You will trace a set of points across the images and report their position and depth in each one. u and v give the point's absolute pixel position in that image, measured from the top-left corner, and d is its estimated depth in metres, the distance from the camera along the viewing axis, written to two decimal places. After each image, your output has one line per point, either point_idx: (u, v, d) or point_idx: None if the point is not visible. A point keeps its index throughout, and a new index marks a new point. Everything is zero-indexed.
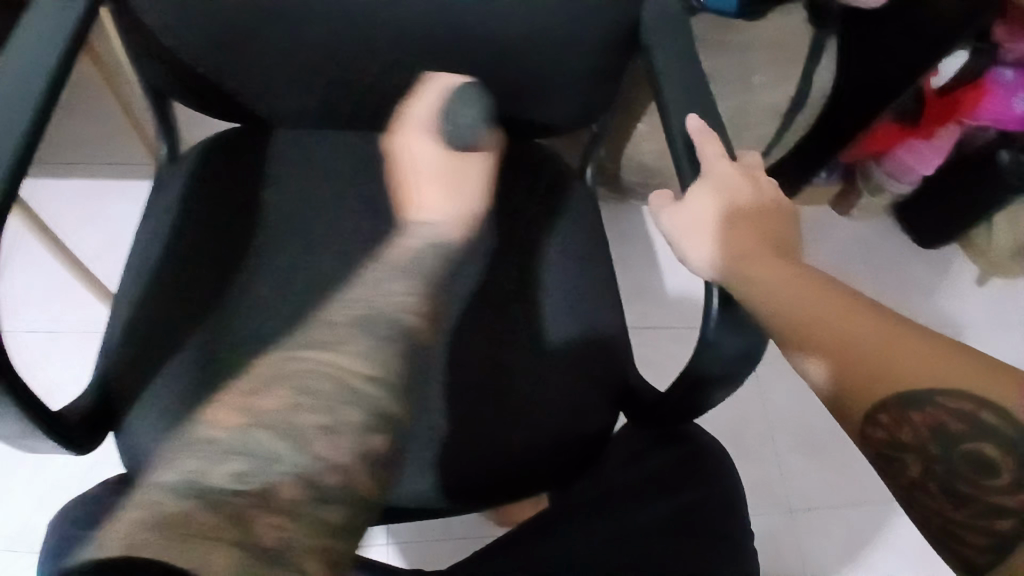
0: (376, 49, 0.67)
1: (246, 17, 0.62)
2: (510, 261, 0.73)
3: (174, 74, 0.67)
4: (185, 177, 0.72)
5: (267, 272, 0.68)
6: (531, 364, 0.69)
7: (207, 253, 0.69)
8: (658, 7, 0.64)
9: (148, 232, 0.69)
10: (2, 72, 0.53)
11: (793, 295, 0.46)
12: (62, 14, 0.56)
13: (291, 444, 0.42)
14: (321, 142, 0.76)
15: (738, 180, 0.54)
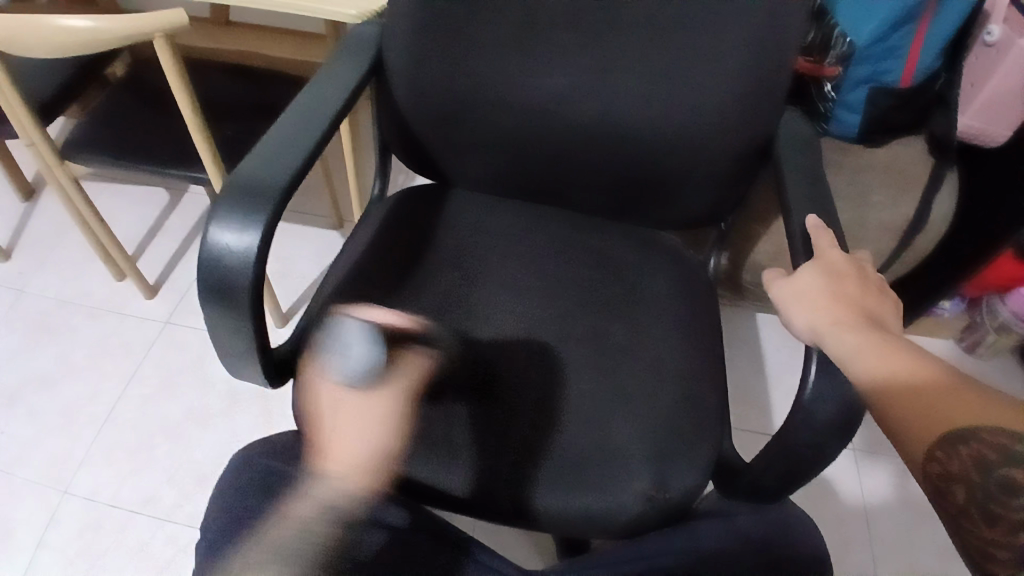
0: (547, 138, 0.84)
1: (459, 105, 0.82)
2: (634, 320, 0.83)
3: (399, 137, 0.88)
4: (384, 216, 0.92)
5: (431, 300, 0.84)
6: (637, 409, 0.76)
7: (390, 272, 0.86)
8: (789, 130, 0.78)
9: (346, 255, 0.88)
10: (306, 102, 0.71)
11: (880, 356, 0.55)
12: (349, 75, 0.76)
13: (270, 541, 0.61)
14: (492, 212, 0.93)
15: (848, 269, 0.63)
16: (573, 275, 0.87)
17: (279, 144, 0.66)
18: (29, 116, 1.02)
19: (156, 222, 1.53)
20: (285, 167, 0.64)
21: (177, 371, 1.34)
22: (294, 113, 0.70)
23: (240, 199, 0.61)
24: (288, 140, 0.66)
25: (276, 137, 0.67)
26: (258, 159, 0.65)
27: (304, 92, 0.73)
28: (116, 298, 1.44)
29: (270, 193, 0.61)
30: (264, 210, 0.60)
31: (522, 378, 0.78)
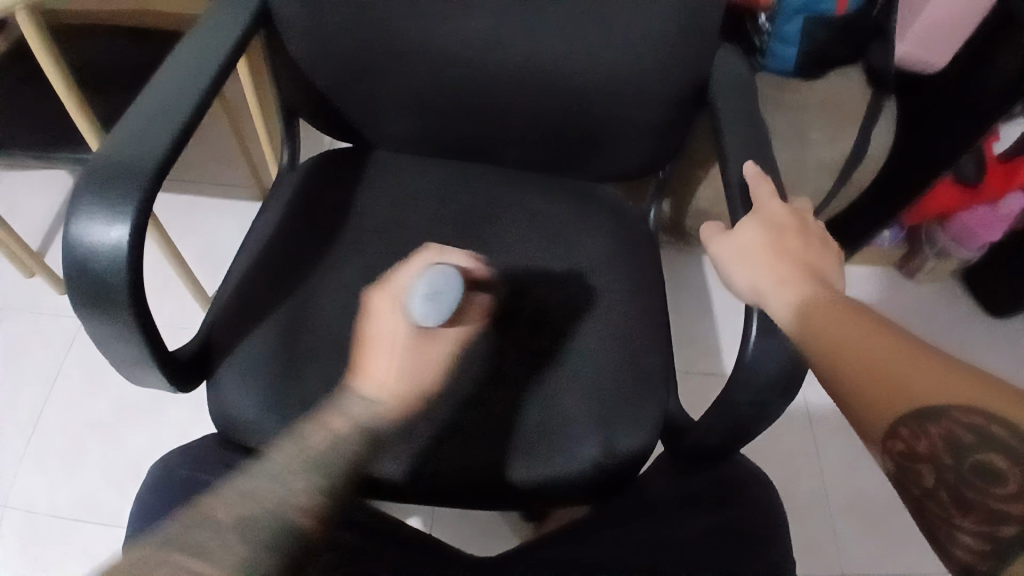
0: (467, 91, 0.77)
1: (366, 61, 0.75)
2: (573, 280, 0.79)
3: (306, 97, 0.80)
4: (296, 187, 0.84)
5: (355, 276, 0.78)
6: (578, 375, 0.73)
7: (306, 249, 0.79)
8: (723, 68, 0.73)
9: (254, 234, 0.81)
10: (180, 64, 0.63)
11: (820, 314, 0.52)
12: (230, 31, 0.67)
13: (220, 534, 0.52)
14: (417, 175, 0.86)
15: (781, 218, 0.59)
16: (508, 238, 0.82)
17: (147, 119, 0.58)
18: None
19: (62, 208, 1.40)
20: (154, 145, 0.56)
21: (105, 367, 1.25)
22: (165, 80, 0.61)
23: (100, 188, 0.53)
24: (159, 114, 0.58)
25: (143, 111, 0.58)
26: (120, 140, 0.56)
27: (177, 54, 0.64)
28: (27, 294, 1.32)
29: (139, 176, 0.54)
30: (130, 197, 0.53)
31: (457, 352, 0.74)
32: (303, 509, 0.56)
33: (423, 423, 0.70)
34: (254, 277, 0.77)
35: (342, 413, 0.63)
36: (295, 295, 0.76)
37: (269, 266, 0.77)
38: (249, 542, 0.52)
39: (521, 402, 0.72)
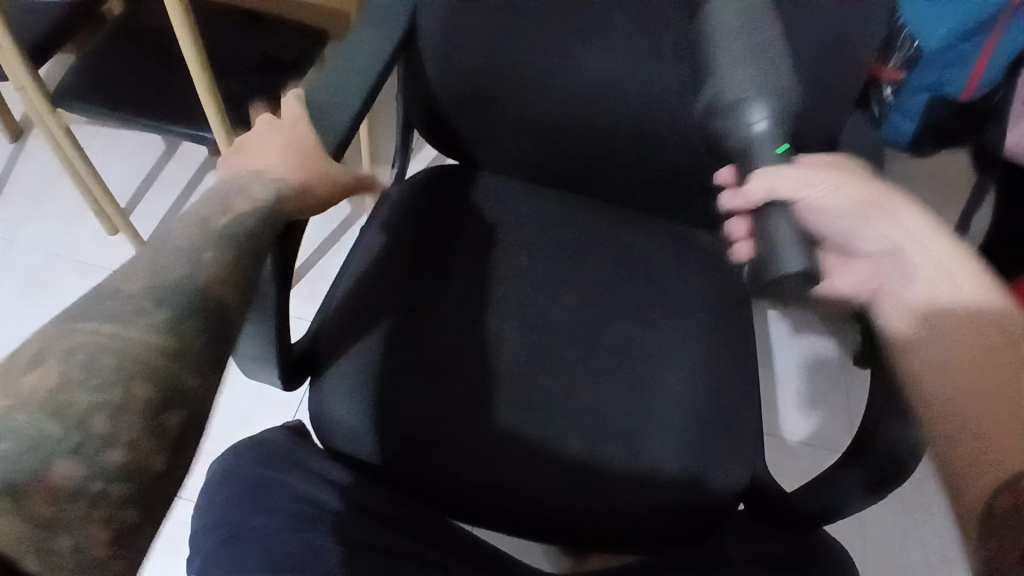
0: (587, 120, 0.78)
1: (498, 85, 0.76)
2: (672, 328, 0.79)
3: (427, 111, 0.81)
4: (405, 198, 0.85)
5: (454, 291, 0.79)
6: (670, 428, 0.72)
7: (411, 263, 0.80)
8: (852, 134, 0.73)
9: (365, 238, 0.82)
10: (326, 91, 0.67)
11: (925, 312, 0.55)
12: (371, 55, 0.70)
13: (87, 355, 0.42)
14: (518, 201, 0.87)
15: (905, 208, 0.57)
16: (608, 273, 0.82)
17: (288, 134, 0.61)
18: (17, 53, 0.93)
19: (152, 174, 1.44)
20: (297, 160, 0.59)
21: None
22: (311, 107, 0.65)
23: (234, 194, 0.56)
24: (301, 131, 0.62)
25: (286, 127, 0.62)
26: (258, 153, 0.60)
27: (320, 79, 0.68)
28: (107, 252, 1.36)
29: (290, 194, 0.58)
30: (256, 205, 0.56)
31: (550, 387, 0.74)
32: (200, 314, 0.47)
33: (506, 450, 0.70)
34: (363, 282, 0.78)
35: (224, 208, 0.55)
36: (399, 304, 0.77)
37: (375, 276, 0.79)
38: (131, 359, 0.42)
39: (611, 445, 0.71)
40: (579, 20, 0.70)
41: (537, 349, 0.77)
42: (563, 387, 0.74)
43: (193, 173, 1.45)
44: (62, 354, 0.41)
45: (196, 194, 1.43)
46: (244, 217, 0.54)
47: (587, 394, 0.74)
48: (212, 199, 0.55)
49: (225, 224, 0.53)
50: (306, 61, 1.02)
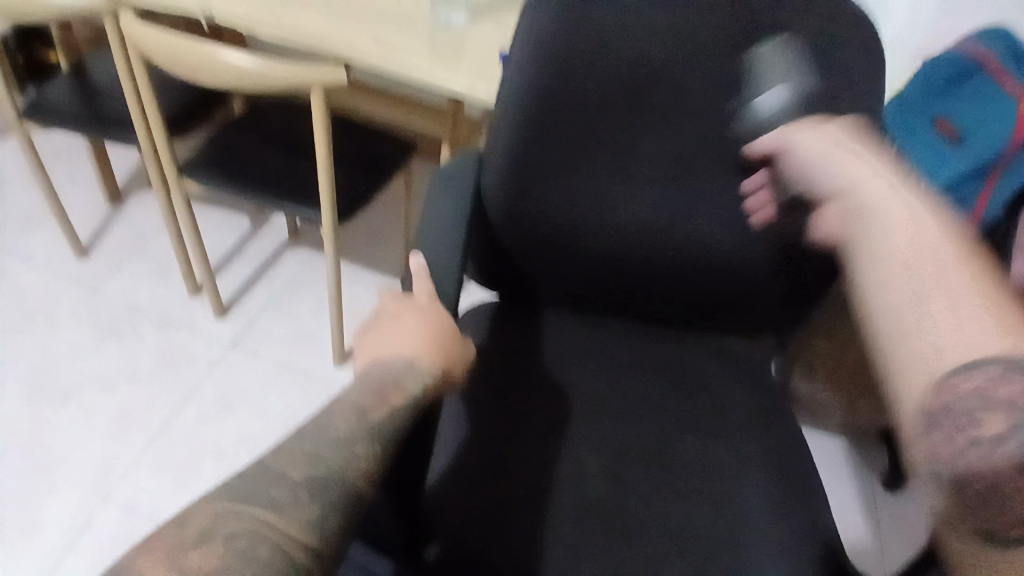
0: (643, 253, 0.84)
1: (569, 227, 0.82)
2: (733, 430, 0.83)
3: (489, 251, 0.85)
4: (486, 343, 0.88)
5: (552, 426, 0.82)
6: (764, 531, 0.74)
7: (510, 402, 0.83)
8: None
9: (450, 416, 0.81)
10: (436, 224, 0.75)
11: (896, 232, 0.59)
12: (465, 189, 0.79)
13: (287, 489, 0.46)
14: (570, 322, 0.92)
15: (854, 162, 0.64)
16: (658, 380, 0.87)
17: (420, 315, 0.63)
18: (162, 135, 1.10)
19: (238, 246, 1.63)
20: (444, 266, 0.70)
21: (232, 392, 1.36)
22: (428, 238, 0.73)
23: (388, 385, 0.56)
24: (428, 304, 0.65)
25: (415, 305, 0.65)
26: (395, 338, 0.61)
27: (427, 218, 0.76)
28: (186, 310, 1.50)
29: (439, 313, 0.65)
30: (412, 399, 0.55)
31: (638, 502, 0.77)
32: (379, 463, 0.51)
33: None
34: (467, 452, 0.78)
35: (382, 366, 0.58)
36: (500, 468, 0.78)
37: (477, 424, 0.81)
38: (321, 498, 0.46)
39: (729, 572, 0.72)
40: (626, 171, 0.78)
41: (619, 481, 0.78)
42: (653, 526, 0.75)
43: (272, 249, 1.63)
44: (226, 537, 0.42)
45: (272, 267, 1.59)
46: (396, 410, 0.54)
47: (666, 507, 0.76)
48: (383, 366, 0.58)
49: (377, 420, 0.52)
50: (396, 166, 1.22)
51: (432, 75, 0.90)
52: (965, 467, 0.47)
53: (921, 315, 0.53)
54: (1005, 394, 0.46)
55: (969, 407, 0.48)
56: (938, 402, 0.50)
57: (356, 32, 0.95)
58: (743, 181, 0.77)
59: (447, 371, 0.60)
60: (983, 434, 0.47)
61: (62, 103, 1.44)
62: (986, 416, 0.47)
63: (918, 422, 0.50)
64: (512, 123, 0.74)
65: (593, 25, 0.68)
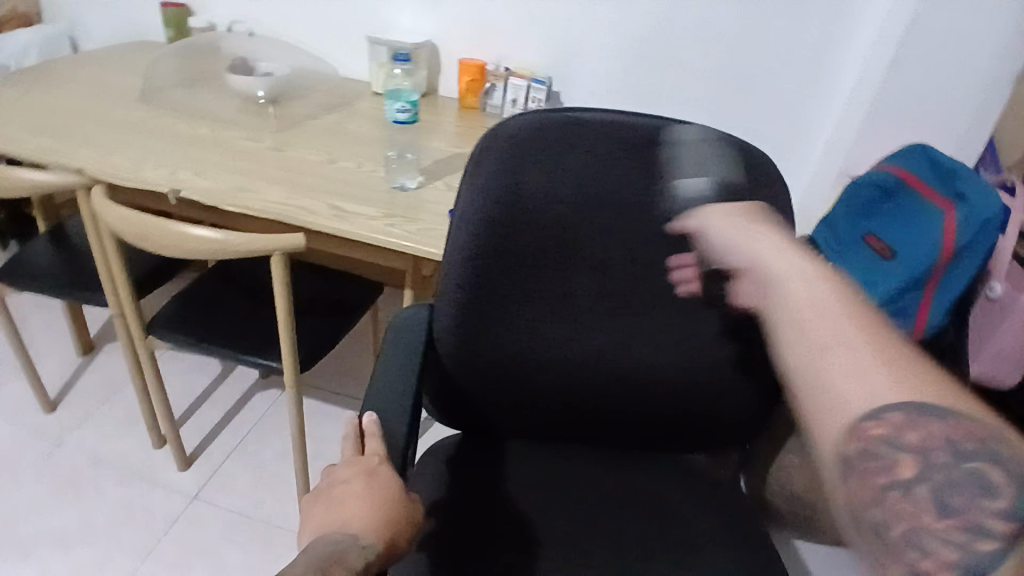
0: (595, 387, 0.86)
1: (523, 366, 0.84)
2: (703, 561, 0.80)
3: (446, 394, 0.86)
4: (442, 486, 0.86)
5: (520, 569, 0.77)
6: None
7: (472, 546, 0.79)
8: None
9: (403, 569, 0.76)
10: (386, 374, 0.77)
11: (810, 305, 0.53)
12: (416, 336, 0.81)
13: None
14: (533, 457, 0.91)
15: (756, 232, 0.61)
16: (623, 510, 0.85)
17: (369, 478, 0.64)
18: (128, 296, 1.15)
19: (206, 391, 1.62)
20: (392, 425, 0.71)
21: (192, 549, 1.30)
22: (379, 388, 0.75)
23: (330, 561, 0.53)
24: (378, 464, 0.66)
25: (366, 466, 0.65)
26: (342, 505, 0.61)
27: (380, 365, 0.78)
28: (150, 463, 1.46)
29: (387, 469, 0.65)
30: (355, 574, 0.53)
31: None
32: None
33: None
34: None
35: (329, 538, 0.56)
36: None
37: (438, 573, 0.76)
38: None
39: None
40: (567, 310, 0.82)
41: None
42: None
43: (242, 393, 1.63)
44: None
45: (242, 412, 1.58)
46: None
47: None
48: (331, 540, 0.56)
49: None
50: (361, 307, 1.26)
51: (385, 237, 0.95)
52: (887, 511, 0.44)
53: (831, 367, 0.49)
54: (914, 440, 0.44)
55: (887, 452, 0.45)
56: (849, 448, 0.46)
57: (316, 201, 1.02)
58: (672, 256, 0.78)
59: (392, 545, 0.59)
60: (899, 475, 0.44)
61: (40, 263, 1.48)
62: (901, 459, 0.44)
63: (835, 467, 0.47)
64: (458, 274, 0.78)
65: (526, 185, 0.74)
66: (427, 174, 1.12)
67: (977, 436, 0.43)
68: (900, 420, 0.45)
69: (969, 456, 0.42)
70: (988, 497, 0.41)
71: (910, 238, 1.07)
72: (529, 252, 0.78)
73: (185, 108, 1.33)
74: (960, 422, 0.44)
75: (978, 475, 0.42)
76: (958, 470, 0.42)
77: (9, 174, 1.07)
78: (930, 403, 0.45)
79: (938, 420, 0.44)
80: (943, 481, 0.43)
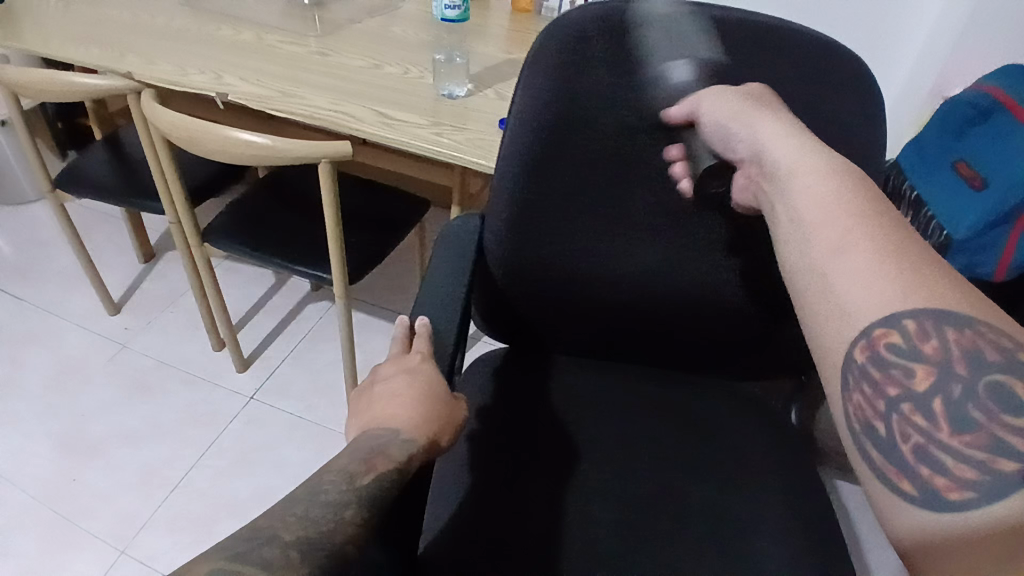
0: (649, 305, 0.83)
1: (575, 281, 0.81)
2: (748, 483, 0.78)
3: (496, 304, 0.85)
4: (489, 394, 0.85)
5: (564, 480, 0.78)
6: None
7: (516, 454, 0.79)
8: None
9: (449, 471, 0.77)
10: (436, 281, 0.76)
11: (817, 194, 0.49)
12: (468, 245, 0.80)
13: (278, 549, 0.43)
14: (580, 371, 0.90)
15: (764, 120, 0.56)
16: (669, 429, 0.84)
17: (412, 376, 0.63)
18: (184, 204, 1.16)
19: (259, 302, 1.66)
20: (444, 331, 0.70)
21: (248, 447, 1.36)
22: (430, 296, 0.74)
23: (374, 453, 0.53)
24: (420, 362, 0.66)
25: (407, 364, 0.65)
26: (385, 403, 0.61)
27: (432, 271, 0.77)
28: (207, 367, 1.52)
29: (435, 372, 0.65)
30: (398, 465, 0.53)
31: (653, 563, 0.71)
32: (370, 522, 0.48)
33: None
34: (466, 507, 0.74)
35: (370, 433, 0.57)
36: (502, 523, 0.73)
37: (483, 478, 0.77)
38: (309, 560, 0.43)
39: None
40: (624, 224, 0.78)
41: (630, 534, 0.73)
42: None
43: (295, 302, 1.66)
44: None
45: (294, 321, 1.62)
46: (383, 477, 0.51)
47: (675, 560, 0.71)
48: (373, 436, 0.56)
49: (364, 486, 0.49)
50: (410, 222, 1.24)
51: (434, 147, 0.92)
52: (892, 427, 0.42)
53: (838, 271, 0.46)
54: (929, 347, 0.41)
55: (899, 361, 0.42)
56: (858, 360, 0.44)
57: (362, 109, 0.99)
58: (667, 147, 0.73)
59: (436, 439, 0.58)
60: (911, 390, 0.41)
61: (97, 172, 1.51)
62: (914, 369, 0.41)
63: (843, 375, 0.45)
64: (511, 182, 0.75)
65: (587, 88, 0.70)
66: (476, 82, 1.07)
67: (999, 347, 0.39)
68: (916, 327, 0.41)
69: (990, 368, 0.38)
70: (1007, 412, 0.37)
71: (1001, 162, 0.97)
72: (589, 162, 0.74)
73: (230, 12, 1.29)
74: (987, 332, 0.40)
75: (997, 389, 0.38)
76: (977, 382, 0.38)
77: (59, 80, 1.06)
78: (952, 310, 0.41)
79: (956, 327, 0.40)
80: (960, 392, 0.39)
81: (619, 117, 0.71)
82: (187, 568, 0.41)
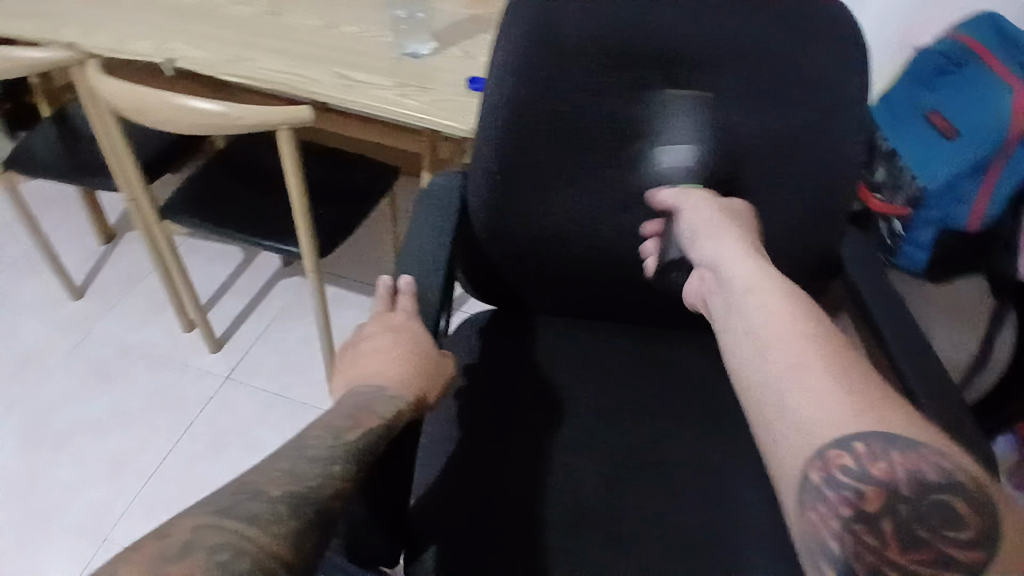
0: (629, 264, 0.81)
1: (556, 240, 0.79)
2: (730, 434, 0.78)
3: (477, 265, 0.83)
4: (473, 355, 0.84)
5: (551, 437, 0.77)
6: (763, 535, 0.69)
7: (502, 416, 0.78)
8: (855, 251, 0.79)
9: (435, 434, 0.76)
10: (416, 241, 0.74)
11: (774, 315, 0.53)
12: (449, 204, 0.78)
13: (265, 502, 0.41)
14: (565, 331, 0.88)
15: (729, 239, 0.62)
16: (652, 386, 0.83)
17: (397, 335, 0.61)
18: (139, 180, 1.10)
19: (226, 281, 1.61)
20: (427, 289, 0.69)
21: (223, 428, 1.33)
22: (410, 256, 0.72)
23: (360, 410, 0.51)
24: (404, 320, 0.63)
25: (391, 322, 0.63)
26: (370, 362, 0.58)
27: (413, 230, 0.75)
28: (172, 351, 1.47)
29: (422, 329, 0.63)
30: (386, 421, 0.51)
31: (640, 512, 0.71)
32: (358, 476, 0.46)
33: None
34: (451, 468, 0.73)
35: (355, 392, 0.54)
36: (484, 483, 0.72)
37: (469, 440, 0.76)
38: (296, 513, 0.41)
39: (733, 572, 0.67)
40: (606, 178, 0.76)
41: (614, 487, 0.73)
42: (649, 533, 0.70)
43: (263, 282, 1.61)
44: (208, 549, 0.37)
45: (263, 300, 1.57)
46: (371, 433, 0.49)
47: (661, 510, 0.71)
48: (357, 392, 0.54)
49: (351, 441, 0.48)
50: (381, 190, 1.21)
51: (400, 108, 0.88)
52: (845, 547, 0.42)
53: (793, 389, 0.47)
54: (880, 470, 0.42)
55: (849, 483, 0.43)
56: (812, 479, 0.45)
57: (327, 69, 0.94)
58: (643, 224, 0.78)
59: (422, 397, 0.57)
60: (863, 509, 0.43)
61: (46, 151, 1.43)
62: (865, 491, 0.43)
63: (795, 493, 0.45)
64: (487, 143, 0.73)
65: (568, 37, 0.68)
66: (442, 39, 1.03)
67: (941, 466, 0.42)
68: (865, 450, 0.43)
69: (934, 489, 0.42)
70: (953, 528, 0.40)
71: (973, 110, 0.97)
72: (570, 114, 0.72)
73: None
74: (922, 451, 0.43)
75: (939, 505, 0.41)
76: (923, 502, 0.42)
77: None
78: (896, 433, 0.43)
79: (899, 449, 0.43)
80: (908, 513, 0.42)
81: (599, 69, 0.70)
82: (166, 526, 0.39)
